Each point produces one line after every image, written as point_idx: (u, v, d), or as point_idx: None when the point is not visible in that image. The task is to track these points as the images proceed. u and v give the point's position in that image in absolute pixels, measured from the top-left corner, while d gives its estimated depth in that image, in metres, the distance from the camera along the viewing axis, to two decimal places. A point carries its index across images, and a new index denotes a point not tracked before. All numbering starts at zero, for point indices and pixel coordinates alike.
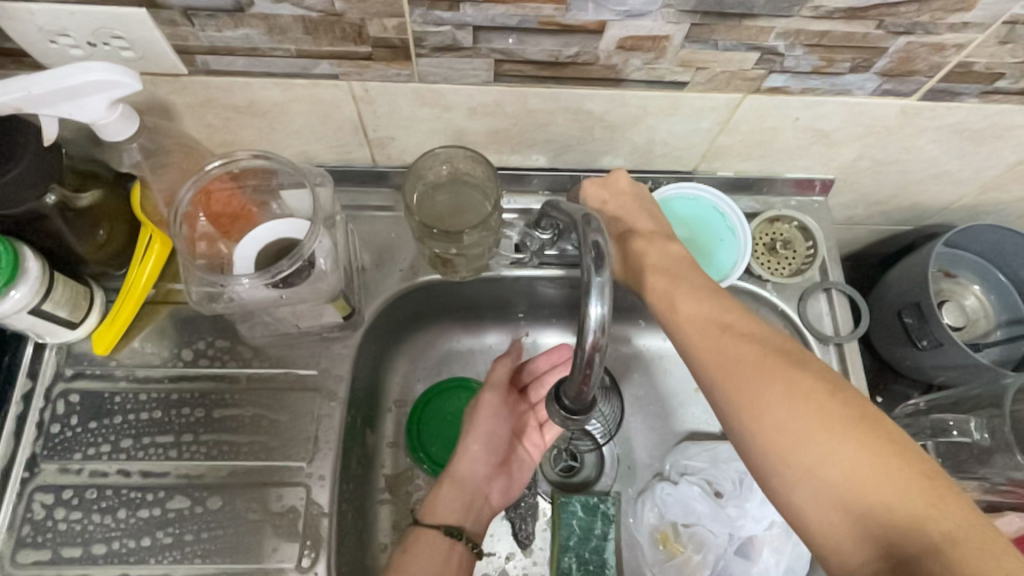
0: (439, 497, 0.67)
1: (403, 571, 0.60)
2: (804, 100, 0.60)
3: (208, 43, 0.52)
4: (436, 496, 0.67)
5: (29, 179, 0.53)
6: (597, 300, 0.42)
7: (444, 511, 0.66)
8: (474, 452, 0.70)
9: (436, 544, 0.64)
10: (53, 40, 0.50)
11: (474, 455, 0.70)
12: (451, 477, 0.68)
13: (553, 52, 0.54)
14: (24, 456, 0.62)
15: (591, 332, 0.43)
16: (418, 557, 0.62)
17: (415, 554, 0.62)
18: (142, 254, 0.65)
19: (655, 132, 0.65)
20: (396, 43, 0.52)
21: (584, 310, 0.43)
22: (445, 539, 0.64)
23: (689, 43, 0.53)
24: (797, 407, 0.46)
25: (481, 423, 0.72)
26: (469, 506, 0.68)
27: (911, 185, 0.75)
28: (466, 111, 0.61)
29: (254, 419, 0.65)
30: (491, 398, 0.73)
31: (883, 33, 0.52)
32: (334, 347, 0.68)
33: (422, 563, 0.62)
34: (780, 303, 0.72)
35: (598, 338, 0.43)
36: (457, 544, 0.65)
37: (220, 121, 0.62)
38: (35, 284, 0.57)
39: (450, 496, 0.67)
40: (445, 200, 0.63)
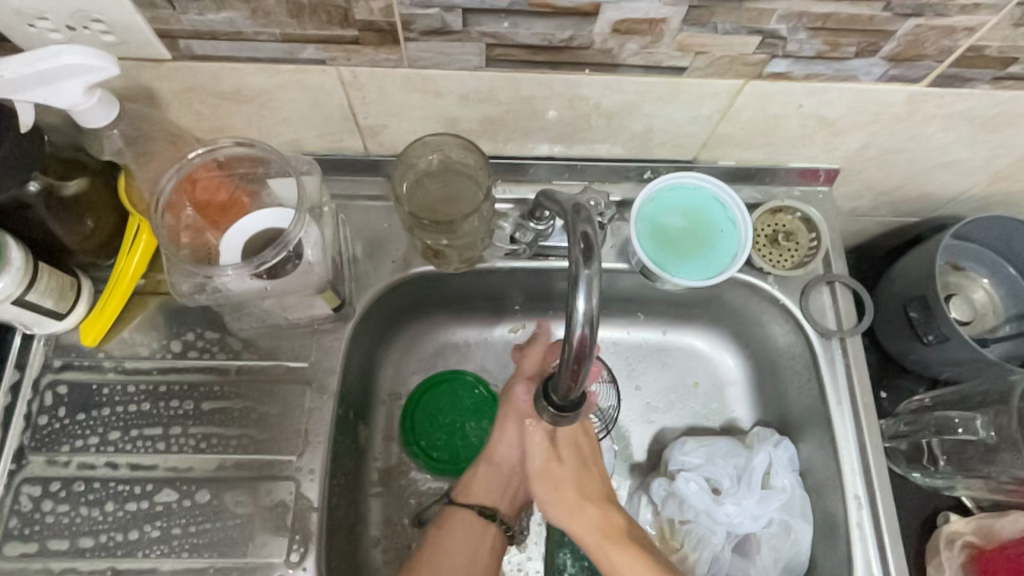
0: (475, 478, 0.70)
1: (436, 549, 0.65)
2: (808, 86, 0.58)
3: (191, 27, 0.51)
4: (472, 476, 0.70)
5: (10, 167, 0.52)
6: (585, 294, 0.41)
7: (479, 493, 0.69)
8: (508, 439, 0.70)
9: (471, 524, 0.68)
10: (31, 24, 0.49)
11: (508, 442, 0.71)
12: (487, 462, 0.70)
13: (547, 36, 0.52)
14: (12, 448, 0.61)
15: (578, 327, 0.41)
16: (451, 535, 0.67)
17: (448, 531, 0.67)
18: (130, 244, 0.63)
19: (654, 120, 0.63)
20: (384, 26, 0.51)
21: (571, 303, 0.42)
22: (479, 519, 0.68)
23: (687, 26, 0.51)
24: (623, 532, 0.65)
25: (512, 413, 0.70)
26: (505, 488, 0.71)
27: (919, 175, 0.73)
28: (458, 98, 0.60)
29: (243, 412, 0.64)
30: (520, 390, 0.69)
31: (891, 16, 0.50)
32: (325, 339, 0.67)
33: (455, 540, 0.66)
34: (782, 296, 0.70)
35: (585, 332, 0.41)
36: (491, 526, 0.68)
37: (207, 109, 0.60)
38: (18, 274, 0.56)
39: (487, 480, 0.70)
40: (436, 190, 0.62)
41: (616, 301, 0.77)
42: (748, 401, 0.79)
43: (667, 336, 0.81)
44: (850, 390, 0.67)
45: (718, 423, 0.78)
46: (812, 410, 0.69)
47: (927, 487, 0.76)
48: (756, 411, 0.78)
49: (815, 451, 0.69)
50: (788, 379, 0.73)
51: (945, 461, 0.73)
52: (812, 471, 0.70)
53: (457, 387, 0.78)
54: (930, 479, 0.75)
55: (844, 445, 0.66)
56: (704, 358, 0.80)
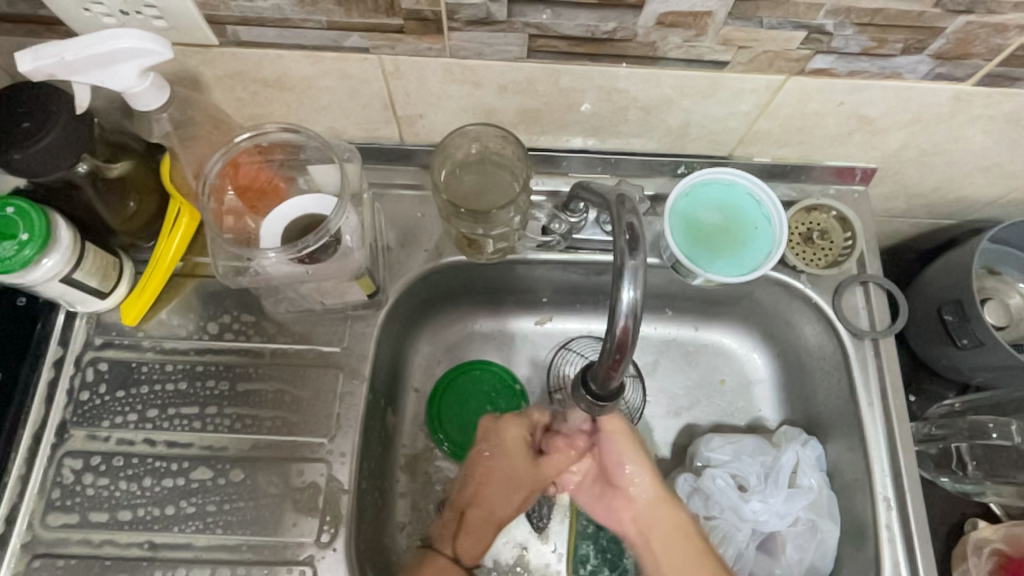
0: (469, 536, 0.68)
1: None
2: (850, 83, 0.58)
3: (240, 14, 0.52)
4: (467, 537, 0.68)
5: (63, 146, 0.53)
6: (629, 284, 0.41)
7: (473, 549, 0.68)
8: (506, 493, 0.69)
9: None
10: (86, 8, 0.50)
11: (519, 496, 0.70)
12: (475, 517, 0.68)
13: (590, 28, 0.52)
14: (54, 422, 0.63)
15: (621, 318, 0.41)
16: None
17: None
18: (171, 227, 0.65)
19: (691, 115, 0.63)
20: (429, 15, 0.51)
21: (616, 295, 0.42)
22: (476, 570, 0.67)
23: (732, 20, 0.51)
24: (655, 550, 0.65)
25: (513, 468, 0.69)
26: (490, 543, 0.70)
27: (957, 178, 0.72)
28: (496, 89, 0.60)
29: (277, 394, 0.65)
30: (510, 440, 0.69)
31: (941, 12, 0.49)
32: (358, 325, 0.68)
33: None
34: (815, 295, 0.70)
35: (628, 323, 0.42)
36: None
37: (248, 95, 0.61)
38: (66, 252, 0.57)
39: (481, 536, 0.68)
40: (471, 180, 0.62)
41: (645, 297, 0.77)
42: (776, 401, 0.78)
43: (699, 332, 0.81)
44: (881, 391, 0.67)
45: (743, 421, 0.77)
46: (842, 411, 0.69)
47: (956, 493, 0.75)
48: (784, 410, 0.77)
49: (843, 451, 0.69)
50: (818, 379, 0.72)
51: (974, 467, 0.73)
52: (840, 472, 0.69)
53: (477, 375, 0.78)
54: (959, 485, 0.74)
55: (874, 447, 0.65)
56: (732, 356, 0.80)
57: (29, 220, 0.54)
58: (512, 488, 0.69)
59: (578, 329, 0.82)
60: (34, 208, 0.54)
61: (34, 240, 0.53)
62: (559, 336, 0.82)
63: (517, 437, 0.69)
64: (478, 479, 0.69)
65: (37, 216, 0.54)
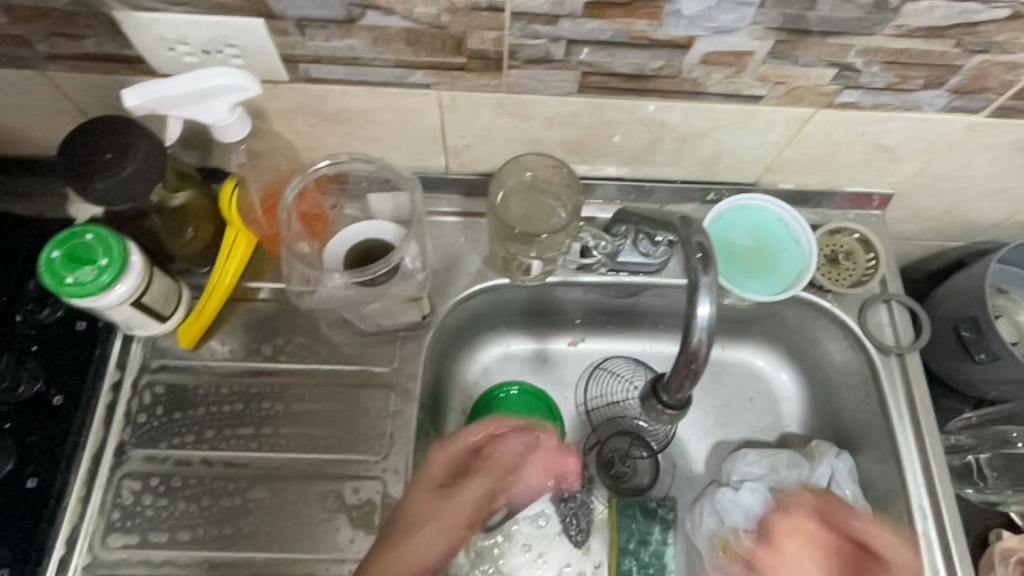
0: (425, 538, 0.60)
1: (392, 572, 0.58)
2: (873, 115, 0.63)
3: (314, 53, 0.55)
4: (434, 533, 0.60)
5: (142, 177, 0.56)
6: (706, 300, 0.44)
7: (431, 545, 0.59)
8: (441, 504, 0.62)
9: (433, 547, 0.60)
10: (171, 48, 0.54)
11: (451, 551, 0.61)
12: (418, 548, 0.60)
13: (638, 65, 0.56)
14: (112, 444, 0.64)
15: (698, 333, 0.44)
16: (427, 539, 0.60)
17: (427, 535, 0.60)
18: (230, 251, 0.68)
19: (723, 145, 0.68)
20: (491, 55, 0.55)
21: (693, 309, 0.44)
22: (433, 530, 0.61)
23: (771, 59, 0.55)
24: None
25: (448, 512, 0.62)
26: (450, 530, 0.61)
27: (966, 202, 0.77)
28: (544, 121, 0.64)
29: (332, 412, 0.67)
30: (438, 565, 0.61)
31: (960, 52, 0.54)
32: (407, 346, 0.70)
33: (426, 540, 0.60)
34: (840, 313, 0.73)
35: (704, 336, 0.44)
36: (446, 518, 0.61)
37: (307, 127, 0.65)
38: (138, 277, 0.59)
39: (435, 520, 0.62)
40: (520, 207, 0.65)
41: (674, 317, 0.82)
42: (802, 416, 0.81)
43: (726, 351, 0.84)
44: (910, 404, 0.70)
45: (774, 437, 0.80)
46: (873, 424, 0.72)
47: (984, 505, 0.77)
48: (810, 426, 0.81)
49: (874, 463, 0.72)
50: (846, 394, 0.76)
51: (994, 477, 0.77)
52: (873, 484, 0.72)
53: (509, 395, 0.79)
54: (982, 495, 0.77)
55: (908, 461, 0.68)
56: (760, 374, 0.83)
57: (107, 246, 0.55)
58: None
59: (610, 349, 0.85)
60: (111, 236, 0.56)
61: (113, 265, 0.55)
62: (592, 356, 0.85)
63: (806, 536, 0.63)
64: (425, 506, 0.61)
65: (113, 244, 0.56)
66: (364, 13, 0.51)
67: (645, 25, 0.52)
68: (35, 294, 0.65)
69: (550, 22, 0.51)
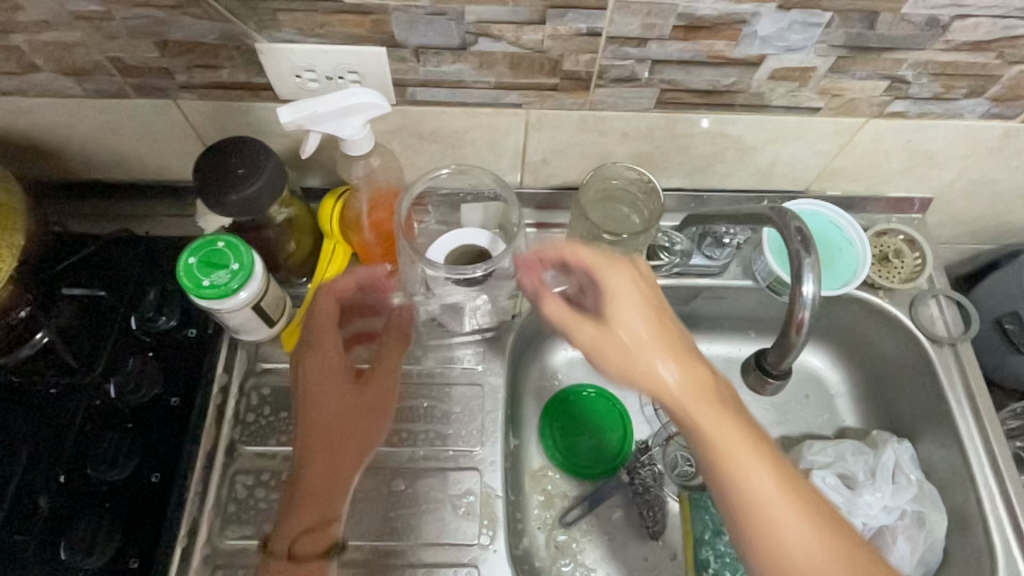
0: (324, 424, 0.65)
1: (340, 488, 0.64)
2: (919, 123, 0.69)
3: (424, 77, 0.62)
4: (318, 408, 0.66)
5: (268, 191, 0.62)
6: (810, 280, 0.52)
7: (329, 442, 0.65)
8: (332, 391, 0.66)
9: (335, 429, 0.65)
10: (298, 75, 0.61)
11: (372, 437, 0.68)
12: (322, 436, 0.65)
13: (712, 82, 0.63)
14: (224, 441, 0.69)
15: (802, 310, 0.53)
16: (322, 408, 0.66)
17: (320, 404, 0.66)
18: (329, 256, 0.73)
19: (779, 155, 0.74)
20: (582, 75, 0.62)
21: (797, 289, 0.53)
22: (330, 403, 0.66)
23: (831, 73, 0.62)
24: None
25: (339, 394, 0.67)
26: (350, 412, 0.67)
27: (1001, 204, 0.83)
28: (619, 136, 0.70)
29: (427, 409, 0.72)
30: (359, 430, 0.67)
31: (1001, 63, 0.61)
32: (492, 347, 0.75)
33: (325, 411, 0.66)
34: (892, 308, 0.78)
35: (807, 312, 0.53)
36: (338, 399, 0.66)
37: (402, 146, 0.71)
38: (260, 284, 0.64)
39: (329, 397, 0.66)
40: (598, 214, 0.71)
41: (731, 318, 0.86)
42: (856, 410, 0.86)
43: None
44: (965, 390, 0.74)
45: (833, 431, 0.84)
46: (931, 411, 0.76)
47: None
48: (866, 420, 0.85)
49: (936, 449, 0.76)
50: (901, 386, 0.80)
51: None
52: (934, 469, 0.76)
53: (592, 396, 0.85)
54: None
55: (969, 443, 0.72)
56: (814, 373, 0.88)
57: (238, 253, 0.61)
58: (762, 449, 0.54)
59: None
60: (241, 244, 0.61)
61: (243, 270, 0.61)
62: None
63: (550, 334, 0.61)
64: (311, 452, 0.64)
65: (243, 252, 0.61)
66: (476, 40, 0.57)
67: (723, 45, 0.59)
68: (155, 303, 0.70)
69: (640, 45, 0.58)
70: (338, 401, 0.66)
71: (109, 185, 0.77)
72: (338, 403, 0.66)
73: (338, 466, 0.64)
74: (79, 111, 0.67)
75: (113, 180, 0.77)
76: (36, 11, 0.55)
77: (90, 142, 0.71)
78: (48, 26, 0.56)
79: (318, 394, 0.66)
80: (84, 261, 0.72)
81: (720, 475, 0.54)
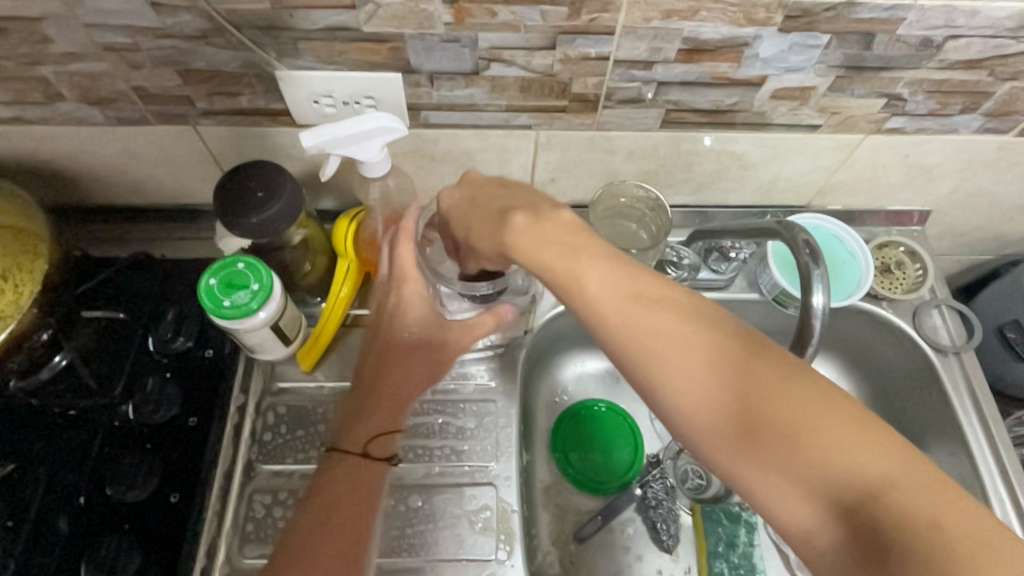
0: (399, 343, 0.66)
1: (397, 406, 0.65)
2: (915, 139, 0.71)
3: (437, 101, 0.64)
4: (396, 326, 0.66)
5: (287, 214, 0.63)
6: (820, 290, 0.54)
7: (395, 362, 0.66)
8: (422, 315, 0.67)
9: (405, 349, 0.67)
10: (315, 101, 0.63)
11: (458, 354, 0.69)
12: (398, 350, 0.66)
13: (716, 102, 0.65)
14: (241, 461, 0.69)
15: (815, 319, 0.54)
16: (399, 329, 0.66)
17: (399, 325, 0.66)
18: (343, 276, 0.74)
19: (780, 171, 0.76)
20: (590, 97, 0.64)
21: (808, 299, 0.54)
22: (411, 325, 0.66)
23: (830, 92, 0.64)
24: (764, 468, 0.41)
25: (422, 320, 0.67)
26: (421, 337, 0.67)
27: (996, 216, 0.85)
28: (625, 155, 0.72)
29: (442, 425, 0.72)
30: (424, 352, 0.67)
31: (993, 80, 0.63)
32: (505, 363, 0.76)
33: (402, 331, 0.66)
34: (895, 318, 0.79)
35: (820, 322, 0.54)
36: (419, 321, 0.67)
37: (414, 168, 0.73)
38: (278, 304, 0.65)
39: (414, 316, 0.66)
40: (606, 231, 0.74)
41: None
42: None
43: None
44: (972, 397, 0.75)
45: None
46: (939, 419, 0.77)
47: None
48: None
49: (944, 457, 0.77)
50: (908, 395, 0.82)
51: None
52: (943, 477, 0.77)
53: (604, 411, 0.85)
54: None
55: (978, 450, 0.73)
56: None
57: (258, 274, 0.62)
58: (687, 334, 0.45)
59: None
60: (260, 265, 0.63)
61: (262, 291, 0.62)
62: None
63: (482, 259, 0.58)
64: (386, 360, 0.66)
65: (262, 273, 0.62)
66: (489, 66, 0.60)
67: (726, 67, 0.61)
68: (173, 323, 0.71)
69: (646, 68, 0.61)
70: (420, 323, 0.67)
71: (127, 210, 0.79)
72: (416, 326, 0.67)
73: (398, 382, 0.66)
74: (100, 138, 0.68)
75: (133, 206, 0.79)
76: (64, 43, 0.57)
77: (109, 168, 0.73)
78: (75, 57, 0.58)
79: (401, 317, 0.66)
80: (102, 284, 0.74)
81: (650, 387, 0.46)
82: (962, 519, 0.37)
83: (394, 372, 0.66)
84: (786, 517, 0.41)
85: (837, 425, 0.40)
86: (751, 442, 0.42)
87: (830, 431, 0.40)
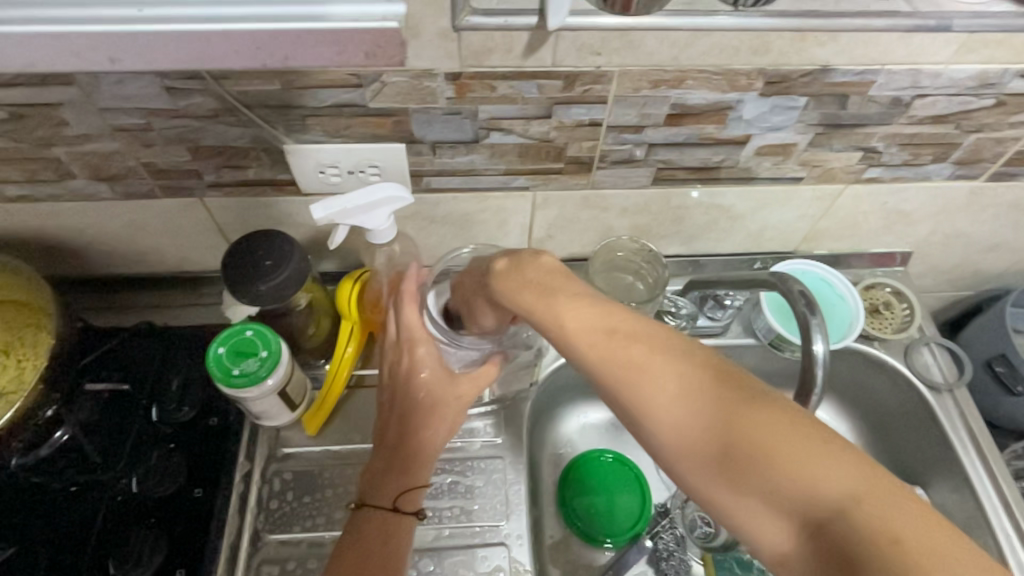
0: (413, 405, 0.65)
1: (416, 468, 0.64)
2: (892, 187, 0.75)
3: (438, 167, 0.66)
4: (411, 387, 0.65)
5: (293, 281, 0.65)
6: (820, 339, 0.56)
7: (415, 424, 0.65)
8: (435, 376, 0.65)
9: (420, 407, 0.65)
10: (321, 171, 0.65)
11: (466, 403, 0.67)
12: (414, 409, 0.65)
13: (704, 160, 0.68)
14: (248, 531, 0.68)
15: (818, 368, 0.55)
16: (411, 389, 0.65)
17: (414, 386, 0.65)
18: (347, 338, 0.75)
19: (767, 221, 0.79)
20: (584, 159, 0.67)
21: (809, 349, 0.56)
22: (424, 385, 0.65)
23: (810, 147, 0.68)
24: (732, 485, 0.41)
25: (435, 381, 0.65)
26: (432, 396, 0.65)
27: (973, 255, 0.89)
28: (619, 211, 0.75)
29: (451, 484, 0.72)
30: (440, 413, 0.65)
31: (960, 132, 0.67)
32: (511, 418, 0.77)
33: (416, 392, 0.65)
34: (889, 358, 0.82)
35: (824, 371, 0.55)
36: (431, 381, 0.65)
37: (416, 230, 0.75)
38: (285, 369, 0.65)
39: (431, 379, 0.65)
40: (602, 284, 0.76)
41: None
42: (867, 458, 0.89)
43: None
44: (969, 434, 0.77)
45: None
46: (939, 456, 0.78)
47: None
48: None
49: (948, 494, 0.77)
50: (907, 433, 0.83)
51: None
52: (949, 514, 0.77)
53: (609, 461, 0.84)
54: None
55: (981, 487, 0.74)
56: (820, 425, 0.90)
57: (266, 341, 0.63)
58: (639, 356, 0.46)
59: None
60: (268, 332, 0.63)
61: (271, 357, 0.63)
62: None
63: (485, 310, 0.60)
64: (404, 419, 0.65)
65: (269, 339, 0.63)
66: (488, 134, 0.63)
67: (713, 128, 0.64)
68: (177, 393, 0.71)
69: (637, 132, 0.64)
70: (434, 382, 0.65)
71: (131, 279, 0.80)
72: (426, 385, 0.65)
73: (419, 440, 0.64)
74: (108, 212, 0.70)
75: (136, 275, 0.80)
76: (79, 126, 0.59)
77: (115, 240, 0.74)
78: (89, 138, 0.60)
79: (416, 381, 0.65)
80: (106, 355, 0.74)
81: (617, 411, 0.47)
82: (903, 519, 0.37)
83: (411, 434, 0.64)
84: (753, 531, 0.41)
85: (787, 440, 0.41)
86: (696, 454, 0.43)
87: (785, 449, 0.40)
